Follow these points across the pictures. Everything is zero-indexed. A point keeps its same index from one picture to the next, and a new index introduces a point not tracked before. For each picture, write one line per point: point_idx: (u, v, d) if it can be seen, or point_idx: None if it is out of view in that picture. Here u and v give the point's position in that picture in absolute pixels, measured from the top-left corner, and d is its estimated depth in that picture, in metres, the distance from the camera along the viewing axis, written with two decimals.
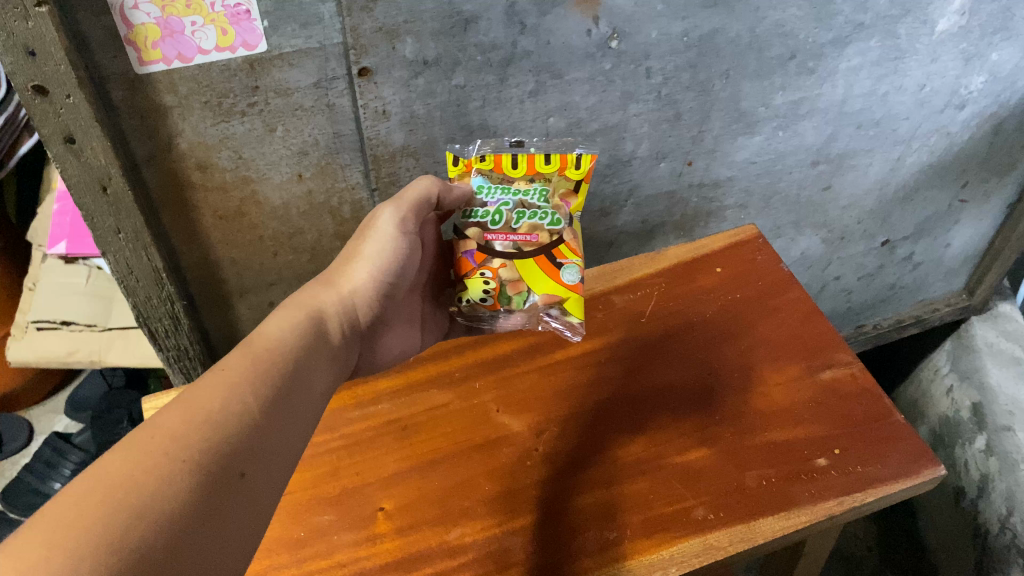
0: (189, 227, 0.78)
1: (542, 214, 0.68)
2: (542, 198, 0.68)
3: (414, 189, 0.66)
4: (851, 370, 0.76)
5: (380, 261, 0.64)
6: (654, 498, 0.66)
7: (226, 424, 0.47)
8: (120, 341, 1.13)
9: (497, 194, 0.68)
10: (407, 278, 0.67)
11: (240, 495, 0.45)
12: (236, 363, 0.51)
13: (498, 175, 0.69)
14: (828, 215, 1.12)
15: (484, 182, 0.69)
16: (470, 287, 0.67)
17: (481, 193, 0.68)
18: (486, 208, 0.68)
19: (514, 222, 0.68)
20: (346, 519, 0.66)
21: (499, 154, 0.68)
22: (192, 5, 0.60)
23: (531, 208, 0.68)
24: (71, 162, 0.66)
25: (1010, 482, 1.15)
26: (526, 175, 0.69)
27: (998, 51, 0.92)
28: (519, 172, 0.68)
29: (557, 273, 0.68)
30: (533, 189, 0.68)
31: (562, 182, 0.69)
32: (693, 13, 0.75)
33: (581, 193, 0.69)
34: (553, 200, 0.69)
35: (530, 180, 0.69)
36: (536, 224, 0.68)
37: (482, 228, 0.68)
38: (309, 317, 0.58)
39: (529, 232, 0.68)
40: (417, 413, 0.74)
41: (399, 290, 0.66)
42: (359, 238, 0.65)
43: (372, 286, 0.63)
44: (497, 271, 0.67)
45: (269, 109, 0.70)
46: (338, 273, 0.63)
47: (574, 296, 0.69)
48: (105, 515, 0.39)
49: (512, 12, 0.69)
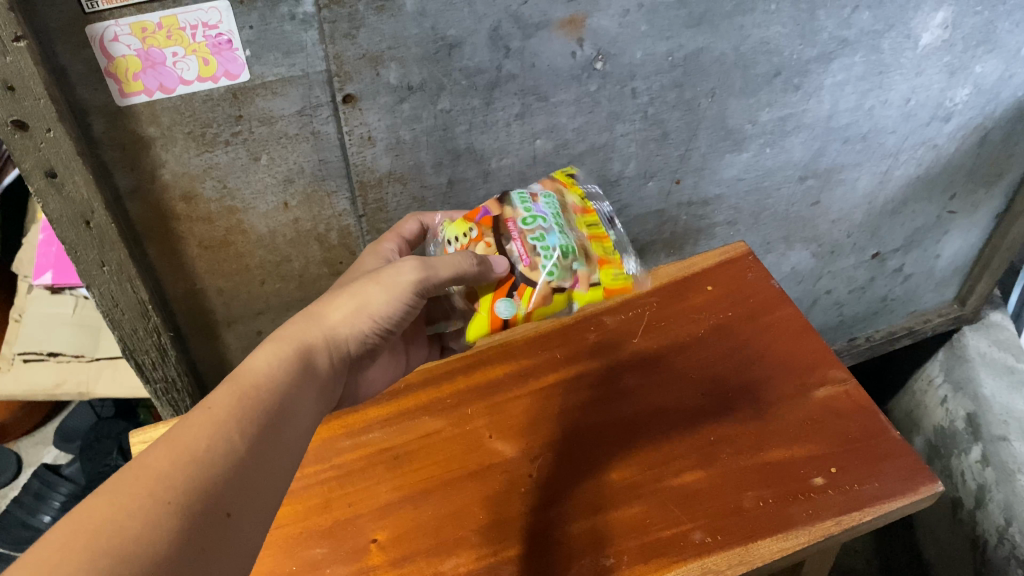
0: (175, 258, 0.77)
1: (555, 259, 0.65)
2: (567, 255, 0.66)
3: (454, 263, 0.61)
4: (845, 387, 0.76)
5: (390, 315, 0.61)
6: (651, 522, 0.65)
7: (212, 465, 0.45)
8: (109, 370, 1.12)
9: (553, 214, 0.68)
10: (406, 325, 0.64)
11: (226, 538, 0.44)
12: (222, 400, 0.48)
13: (572, 214, 0.70)
14: (817, 229, 1.12)
15: (556, 203, 0.70)
16: (454, 227, 0.70)
17: (547, 200, 0.69)
18: (533, 209, 0.68)
19: (532, 237, 0.66)
20: (338, 552, 0.65)
21: (590, 210, 0.71)
22: (173, 35, 0.60)
23: (554, 248, 0.65)
24: (52, 197, 0.65)
25: (1006, 492, 1.15)
26: (585, 237, 0.68)
27: (982, 64, 0.93)
28: (586, 231, 0.69)
29: (502, 293, 0.65)
30: (573, 245, 0.67)
31: (595, 268, 0.67)
32: (677, 33, 0.75)
33: (595, 290, 0.67)
34: (572, 263, 0.66)
35: (580, 242, 0.68)
36: (541, 255, 0.65)
37: (513, 215, 0.68)
38: (303, 361, 0.55)
39: (535, 258, 0.65)
40: (409, 441, 0.73)
41: (397, 336, 0.64)
42: (373, 279, 0.61)
43: (371, 336, 0.61)
44: (484, 238, 0.67)
45: (253, 137, 0.69)
46: (344, 314, 0.59)
47: (486, 317, 0.66)
48: (86, 561, 0.37)
49: (496, 36, 0.69)
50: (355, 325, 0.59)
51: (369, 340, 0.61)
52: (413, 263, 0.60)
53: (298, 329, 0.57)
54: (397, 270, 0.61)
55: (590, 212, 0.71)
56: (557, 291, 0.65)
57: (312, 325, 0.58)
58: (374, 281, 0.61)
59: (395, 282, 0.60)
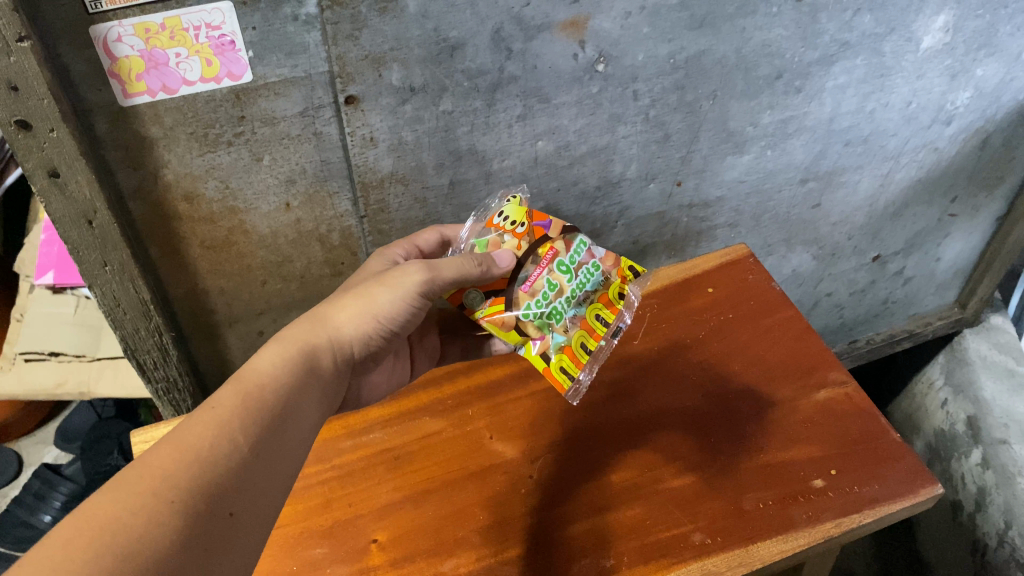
0: (177, 257, 0.77)
1: (538, 313, 0.64)
2: (549, 315, 0.64)
3: (458, 265, 0.61)
4: (845, 389, 0.76)
5: (394, 317, 0.61)
6: (651, 523, 0.66)
7: (214, 464, 0.45)
8: (110, 370, 1.12)
9: (579, 288, 0.66)
10: (411, 329, 0.64)
11: (227, 537, 0.43)
12: (226, 401, 0.49)
13: (598, 297, 0.67)
14: (818, 232, 1.12)
15: (596, 283, 0.67)
16: (515, 206, 0.66)
17: (591, 267, 0.67)
18: (574, 264, 0.66)
19: (546, 284, 0.64)
20: (339, 552, 0.65)
21: (613, 311, 0.68)
22: (176, 36, 0.60)
23: (548, 304, 0.64)
24: (56, 197, 0.65)
25: (1006, 495, 1.15)
26: (578, 324, 0.66)
27: (983, 67, 0.93)
28: (589, 320, 0.66)
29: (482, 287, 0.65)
30: (562, 318, 0.65)
31: (557, 350, 0.65)
32: (678, 36, 0.75)
33: (539, 359, 0.65)
34: (547, 329, 0.65)
35: (571, 323, 0.66)
36: (535, 297, 0.64)
37: (557, 252, 0.66)
38: (308, 362, 0.55)
39: (532, 295, 0.64)
40: (411, 441, 0.74)
41: (401, 337, 0.64)
42: (378, 282, 0.61)
43: (375, 337, 0.61)
44: (522, 239, 0.66)
45: (256, 138, 0.70)
46: (350, 316, 0.59)
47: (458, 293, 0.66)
48: (89, 559, 0.37)
49: (498, 37, 0.69)
50: (360, 326, 0.59)
51: (373, 341, 0.61)
52: (417, 265, 0.61)
53: (304, 331, 0.57)
54: (402, 271, 0.61)
55: (612, 313, 0.68)
56: (517, 328, 0.64)
57: (316, 328, 0.58)
58: (379, 284, 0.61)
59: (399, 283, 0.60)
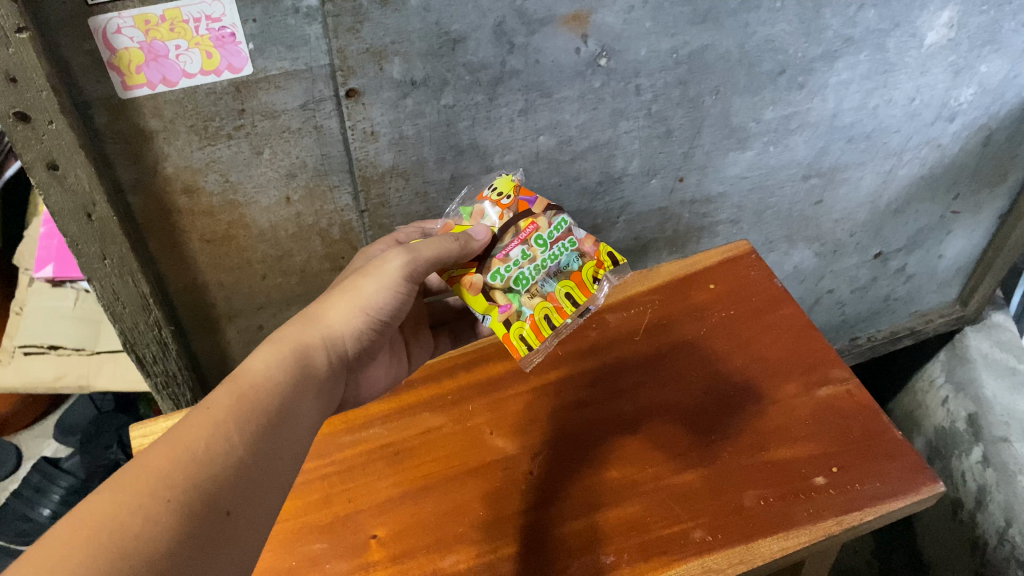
0: (176, 251, 0.77)
1: (505, 279, 0.64)
2: (514, 282, 0.64)
3: (437, 244, 0.61)
4: (848, 387, 0.75)
5: (383, 307, 0.61)
6: (652, 520, 0.65)
7: (211, 464, 0.44)
8: (109, 364, 1.12)
9: (551, 261, 0.65)
10: (402, 320, 0.65)
11: (225, 537, 0.43)
12: (221, 401, 0.48)
13: (569, 272, 0.66)
14: (820, 228, 1.12)
15: (571, 260, 0.66)
16: (504, 180, 0.67)
17: (567, 242, 0.66)
18: (550, 238, 0.65)
19: (517, 253, 0.64)
20: (338, 547, 0.65)
21: (584, 289, 0.65)
22: (176, 28, 0.60)
23: (514, 271, 0.64)
24: (55, 189, 0.65)
25: (1007, 493, 1.16)
26: (545, 296, 0.64)
27: (987, 63, 0.93)
28: (558, 294, 0.65)
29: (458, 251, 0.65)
30: (527, 287, 0.64)
31: (520, 319, 0.64)
32: (681, 30, 0.75)
33: (501, 325, 0.63)
34: (514, 298, 0.64)
35: (536, 293, 0.64)
36: (503, 264, 0.64)
37: (536, 228, 0.65)
38: (302, 362, 0.55)
39: (503, 262, 0.64)
40: (409, 438, 0.73)
41: (392, 329, 0.64)
42: (364, 274, 0.61)
43: (368, 330, 0.61)
44: (505, 212, 0.66)
45: (256, 132, 0.69)
46: (339, 311, 0.59)
47: None
48: (85, 560, 0.37)
49: (500, 31, 0.69)
50: (351, 321, 0.60)
51: (366, 336, 0.61)
52: (398, 251, 0.61)
53: (297, 330, 0.57)
54: (384, 260, 0.61)
55: (582, 289, 0.65)
56: (485, 293, 0.64)
57: (310, 326, 0.58)
58: (365, 276, 0.61)
59: (384, 273, 0.61)
